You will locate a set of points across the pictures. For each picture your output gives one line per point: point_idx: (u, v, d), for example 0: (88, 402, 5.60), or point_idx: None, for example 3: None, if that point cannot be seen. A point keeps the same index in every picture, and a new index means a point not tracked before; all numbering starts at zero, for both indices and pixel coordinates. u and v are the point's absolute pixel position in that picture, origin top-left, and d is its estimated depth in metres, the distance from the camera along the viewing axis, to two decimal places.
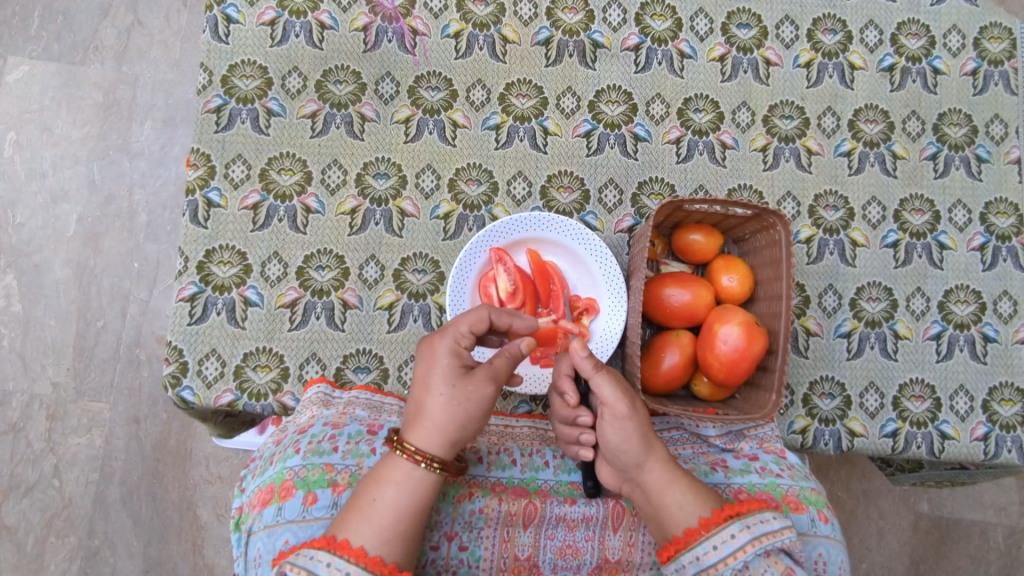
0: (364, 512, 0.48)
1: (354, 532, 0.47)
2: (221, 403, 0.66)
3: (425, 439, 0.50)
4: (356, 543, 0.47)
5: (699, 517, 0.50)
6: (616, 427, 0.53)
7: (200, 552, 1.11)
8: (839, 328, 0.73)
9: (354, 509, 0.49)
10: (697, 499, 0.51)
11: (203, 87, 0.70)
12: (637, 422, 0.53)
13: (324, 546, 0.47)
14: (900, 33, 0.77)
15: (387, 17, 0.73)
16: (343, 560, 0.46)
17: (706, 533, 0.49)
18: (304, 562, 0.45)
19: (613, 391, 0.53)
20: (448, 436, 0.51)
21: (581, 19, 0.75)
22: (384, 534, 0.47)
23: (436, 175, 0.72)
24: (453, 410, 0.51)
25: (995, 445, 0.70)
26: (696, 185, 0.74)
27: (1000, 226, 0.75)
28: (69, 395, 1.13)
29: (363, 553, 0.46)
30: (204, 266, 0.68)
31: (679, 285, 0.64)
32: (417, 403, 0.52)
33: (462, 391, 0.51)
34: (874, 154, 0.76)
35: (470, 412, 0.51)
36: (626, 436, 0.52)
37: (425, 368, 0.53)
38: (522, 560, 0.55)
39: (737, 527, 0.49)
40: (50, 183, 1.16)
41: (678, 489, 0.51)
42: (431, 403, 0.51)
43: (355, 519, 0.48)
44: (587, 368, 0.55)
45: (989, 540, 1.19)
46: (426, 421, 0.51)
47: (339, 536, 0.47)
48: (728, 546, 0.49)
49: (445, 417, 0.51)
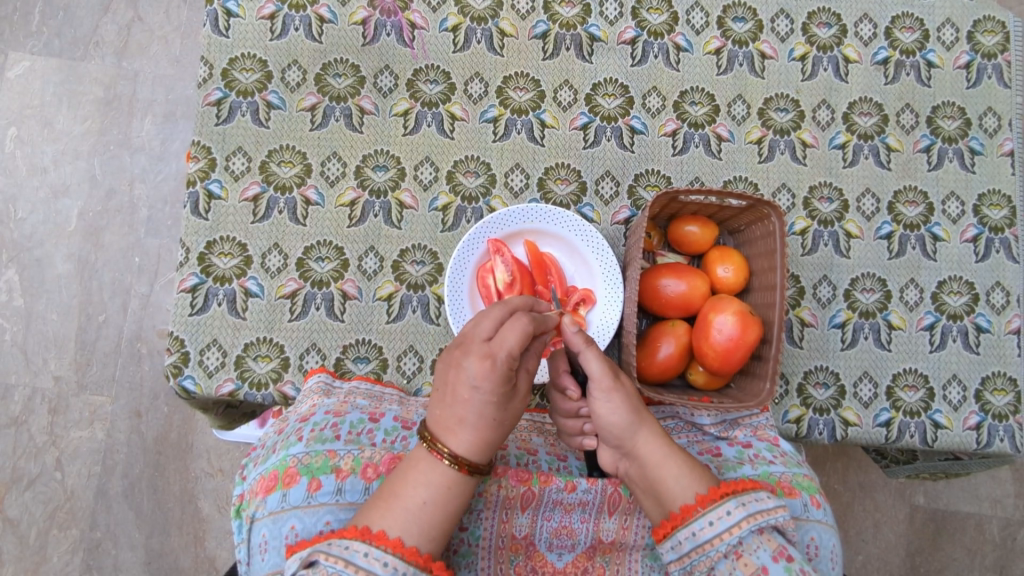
0: (400, 503, 0.49)
1: (392, 523, 0.48)
2: (222, 392, 0.67)
3: (472, 451, 0.50)
4: (393, 534, 0.47)
5: (696, 494, 0.51)
6: (604, 400, 0.54)
7: (201, 543, 1.12)
8: (834, 318, 0.74)
9: (390, 502, 0.49)
10: (693, 476, 0.52)
11: (203, 80, 0.70)
12: (625, 394, 0.54)
13: (359, 536, 0.47)
14: (894, 26, 0.78)
15: (386, 11, 0.74)
16: (381, 551, 0.46)
17: (702, 509, 0.50)
18: (342, 551, 0.46)
19: (600, 367, 0.53)
20: (491, 446, 0.51)
21: (578, 13, 0.76)
22: (422, 527, 0.48)
23: (434, 168, 0.73)
24: (497, 425, 0.51)
25: (987, 434, 0.71)
26: (692, 177, 0.75)
27: (993, 218, 0.76)
28: (71, 389, 1.14)
29: (400, 543, 0.47)
30: (205, 257, 0.69)
31: (675, 276, 0.65)
32: (456, 417, 0.51)
33: (507, 408, 0.51)
34: (869, 147, 0.76)
35: (508, 422, 0.52)
36: (615, 408, 0.53)
37: (466, 387, 0.50)
38: (520, 539, 0.56)
39: (732, 503, 0.50)
40: (52, 178, 1.17)
41: (673, 464, 0.52)
42: (476, 420, 0.51)
43: (392, 510, 0.49)
44: (579, 342, 0.54)
45: (984, 533, 1.20)
46: (473, 436, 0.50)
47: (375, 527, 0.48)
48: (723, 523, 0.50)
49: (493, 431, 0.51)
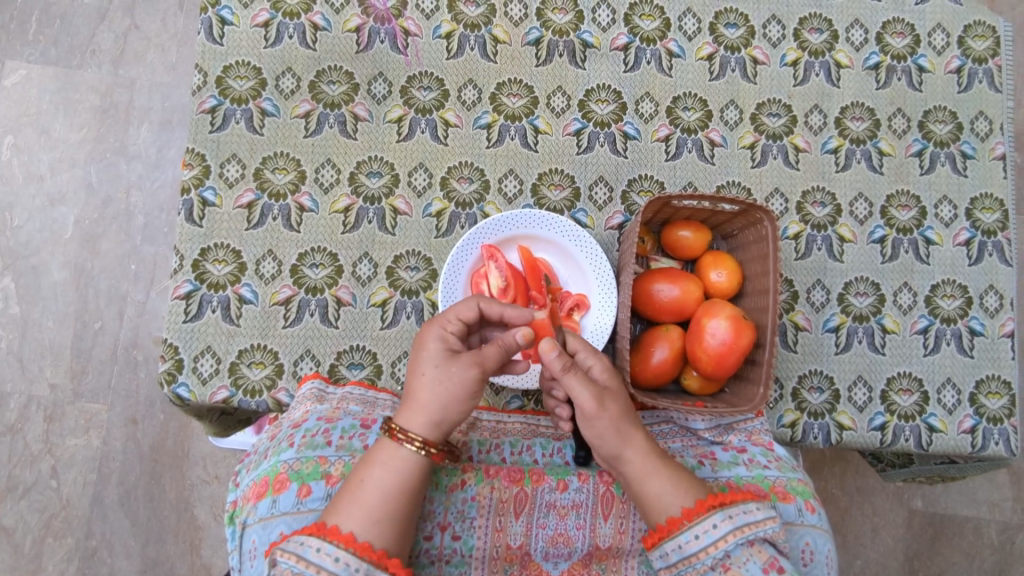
0: (354, 496, 0.49)
1: (344, 517, 0.48)
2: (216, 399, 0.67)
3: (414, 421, 0.51)
4: (346, 528, 0.47)
5: (682, 507, 0.51)
6: (588, 425, 0.53)
7: (197, 552, 1.11)
8: (828, 322, 0.74)
9: (347, 496, 0.49)
10: (679, 489, 0.52)
11: (198, 88, 0.71)
12: (609, 419, 0.52)
13: (314, 532, 0.47)
14: (885, 32, 0.78)
15: (380, 19, 0.74)
16: (332, 545, 0.46)
17: (688, 522, 0.50)
18: (295, 547, 0.46)
19: (585, 395, 0.52)
20: (432, 416, 0.51)
21: (571, 20, 0.76)
22: (376, 520, 0.48)
23: (429, 174, 0.73)
24: (438, 390, 0.52)
25: (982, 438, 0.71)
26: (686, 182, 0.75)
27: (986, 222, 0.76)
28: (66, 397, 1.14)
29: (352, 538, 0.47)
30: (199, 264, 0.69)
31: (668, 280, 0.65)
32: (409, 387, 0.53)
33: (447, 372, 0.52)
34: (861, 151, 0.77)
35: (455, 394, 0.52)
36: (599, 433, 0.53)
37: (414, 354, 0.54)
38: (515, 549, 0.55)
39: (720, 517, 0.50)
40: (48, 186, 1.17)
41: (658, 478, 0.52)
42: (420, 386, 0.52)
43: (346, 503, 0.49)
44: (557, 368, 0.52)
45: (983, 536, 1.20)
46: (414, 403, 0.52)
47: (329, 522, 0.48)
48: (710, 536, 0.50)
49: (439, 406, 0.51)
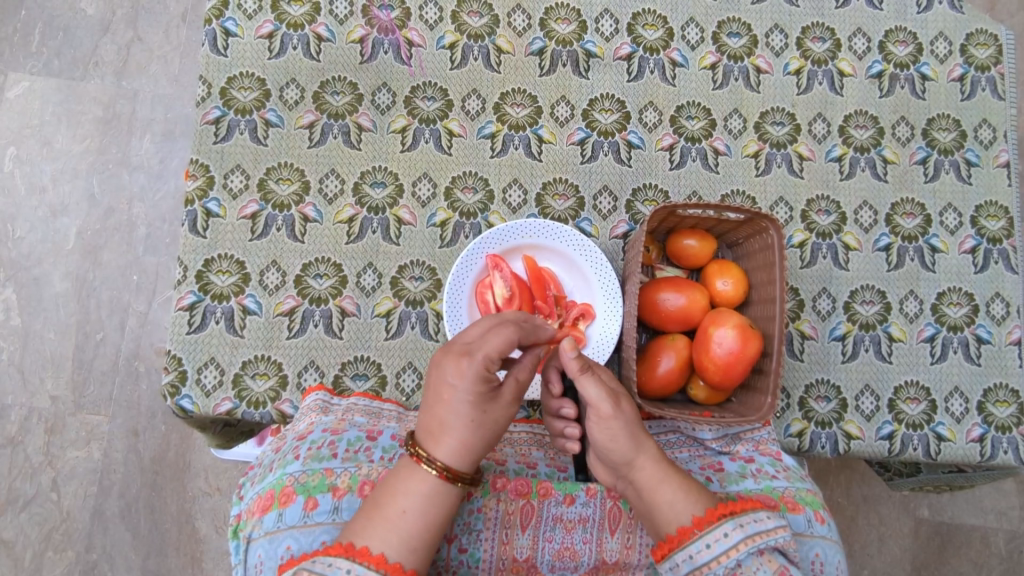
0: (388, 520, 0.48)
1: (375, 539, 0.47)
2: (220, 411, 0.67)
3: (454, 455, 0.50)
4: (376, 549, 0.47)
5: (692, 516, 0.50)
6: (602, 427, 0.53)
7: (198, 565, 1.10)
8: (834, 330, 0.73)
9: (374, 516, 0.48)
10: (690, 498, 0.51)
11: (202, 99, 0.71)
12: (624, 421, 0.53)
13: (343, 553, 0.46)
14: (888, 40, 0.79)
15: (384, 29, 0.75)
16: (364, 568, 0.46)
17: (700, 531, 0.49)
18: (323, 569, 0.45)
19: (598, 392, 0.53)
20: (473, 451, 0.51)
21: (574, 29, 0.76)
22: (406, 541, 0.48)
23: (433, 184, 0.73)
24: (477, 425, 0.51)
25: (991, 446, 0.70)
26: (690, 191, 0.75)
27: (991, 229, 0.76)
28: (68, 408, 1.13)
29: (383, 559, 0.46)
30: (203, 275, 0.69)
31: (674, 289, 0.65)
32: (440, 419, 0.51)
33: (491, 411, 0.52)
34: (865, 159, 0.77)
35: (494, 429, 0.52)
36: (614, 436, 0.53)
37: (446, 385, 0.52)
38: (521, 561, 0.55)
39: (730, 525, 0.49)
40: (50, 197, 1.17)
41: (669, 486, 0.52)
42: (459, 421, 0.51)
43: (378, 526, 0.48)
44: (574, 368, 0.54)
45: (991, 546, 1.19)
46: (455, 437, 0.51)
47: (358, 543, 0.47)
48: (721, 545, 0.49)
49: (473, 437, 0.51)
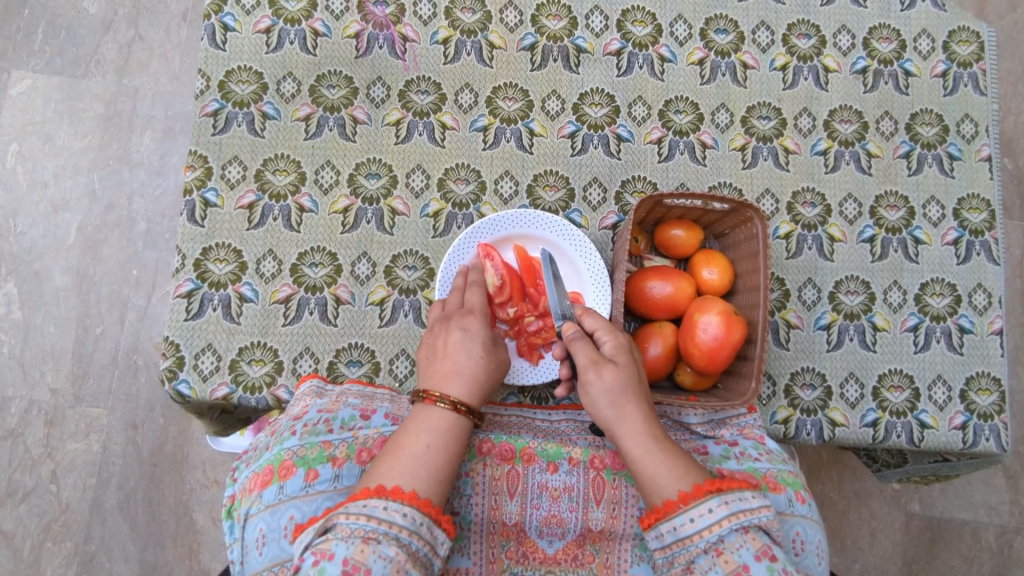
0: (414, 458, 0.49)
1: (405, 477, 0.48)
2: (217, 396, 0.68)
3: (467, 392, 0.55)
4: (408, 487, 0.48)
5: (679, 491, 0.51)
6: (584, 393, 0.56)
7: (195, 556, 1.12)
8: (819, 320, 0.75)
9: (400, 459, 0.49)
10: (677, 474, 0.52)
11: (201, 92, 0.72)
12: (604, 389, 0.55)
13: (376, 494, 0.47)
14: (872, 37, 0.80)
15: (378, 25, 0.76)
16: (398, 504, 0.46)
17: (684, 505, 0.50)
18: (361, 509, 0.46)
19: (584, 358, 0.56)
20: (482, 388, 0.56)
21: (565, 25, 0.78)
22: (434, 475, 0.49)
23: (425, 175, 0.75)
24: (487, 365, 0.57)
25: (973, 434, 0.72)
26: (678, 183, 0.77)
27: (973, 221, 0.77)
28: (68, 402, 1.15)
29: (415, 495, 0.47)
30: (201, 263, 0.70)
31: (661, 278, 0.66)
32: (447, 364, 0.56)
33: (495, 353, 0.58)
34: (850, 153, 0.78)
35: (497, 370, 0.58)
36: (592, 403, 0.55)
37: (453, 335, 0.58)
38: (510, 526, 0.56)
39: (715, 502, 0.50)
40: (51, 192, 1.19)
41: (656, 459, 0.52)
42: (468, 360, 0.56)
43: (405, 467, 0.49)
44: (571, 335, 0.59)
45: (981, 540, 1.20)
46: (466, 375, 0.55)
47: (388, 484, 0.48)
48: (705, 520, 0.49)
49: (482, 373, 0.56)
